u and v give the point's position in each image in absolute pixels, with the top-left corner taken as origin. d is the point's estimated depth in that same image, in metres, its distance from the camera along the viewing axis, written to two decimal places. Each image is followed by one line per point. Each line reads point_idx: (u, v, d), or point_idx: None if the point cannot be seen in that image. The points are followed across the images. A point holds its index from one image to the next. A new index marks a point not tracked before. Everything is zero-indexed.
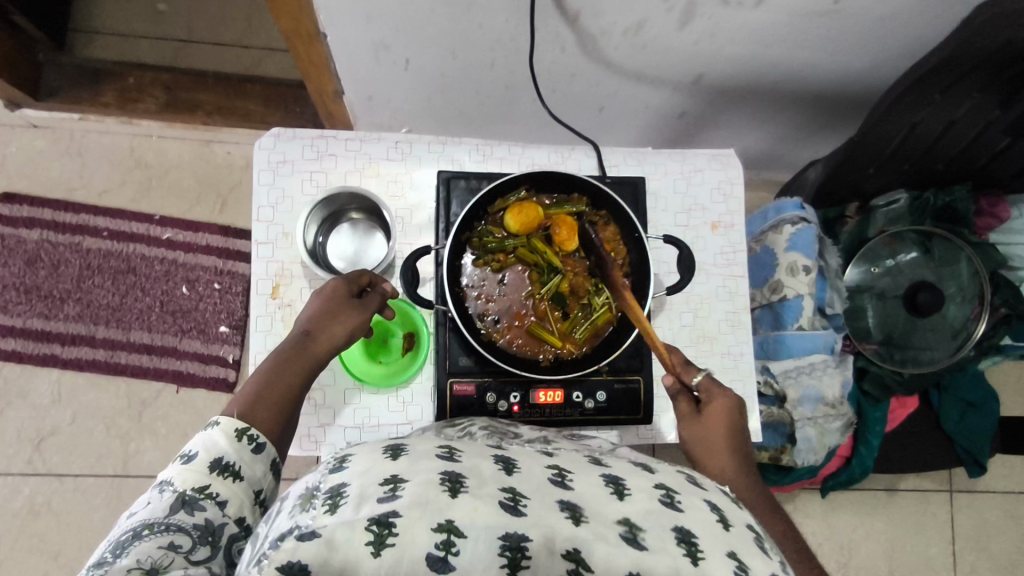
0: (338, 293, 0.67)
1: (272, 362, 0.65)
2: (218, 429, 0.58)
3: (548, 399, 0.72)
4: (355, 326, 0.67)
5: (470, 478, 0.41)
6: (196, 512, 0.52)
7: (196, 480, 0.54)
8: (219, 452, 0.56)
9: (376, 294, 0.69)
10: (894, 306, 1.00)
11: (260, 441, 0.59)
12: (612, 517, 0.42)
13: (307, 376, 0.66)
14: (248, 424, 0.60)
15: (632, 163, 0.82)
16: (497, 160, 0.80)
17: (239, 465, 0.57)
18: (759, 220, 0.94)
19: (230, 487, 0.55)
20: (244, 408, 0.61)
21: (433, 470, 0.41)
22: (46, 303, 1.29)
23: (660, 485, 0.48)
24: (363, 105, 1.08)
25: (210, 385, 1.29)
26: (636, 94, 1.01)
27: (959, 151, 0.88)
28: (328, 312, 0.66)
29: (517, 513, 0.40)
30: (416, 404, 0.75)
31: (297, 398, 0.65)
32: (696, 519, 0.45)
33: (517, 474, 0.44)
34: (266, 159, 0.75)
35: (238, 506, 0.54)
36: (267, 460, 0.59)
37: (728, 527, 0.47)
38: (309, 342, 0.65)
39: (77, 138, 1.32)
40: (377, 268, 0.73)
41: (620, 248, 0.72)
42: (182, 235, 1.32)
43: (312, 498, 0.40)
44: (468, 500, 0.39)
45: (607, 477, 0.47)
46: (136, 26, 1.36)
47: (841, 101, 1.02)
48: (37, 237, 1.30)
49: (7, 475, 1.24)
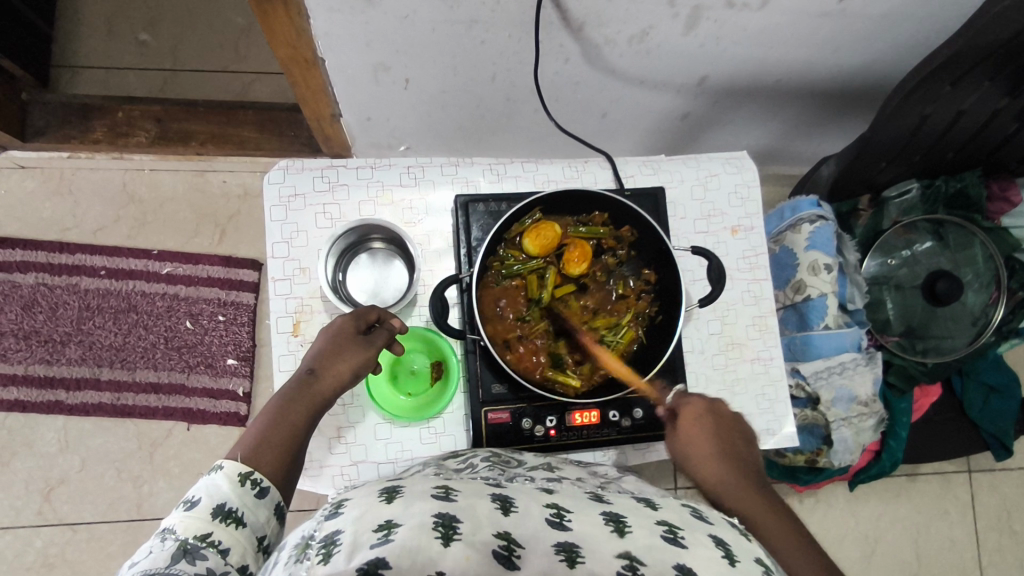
0: (347, 328, 0.65)
1: (277, 404, 0.63)
2: (222, 474, 0.57)
3: (584, 420, 0.71)
4: (362, 361, 0.65)
5: (464, 522, 0.42)
6: (198, 561, 0.50)
7: (198, 528, 0.52)
8: (221, 497, 0.55)
9: (385, 330, 0.67)
10: (913, 297, 0.99)
11: (264, 485, 0.58)
12: (611, 552, 0.43)
13: (313, 414, 0.64)
14: (252, 468, 0.58)
15: (648, 172, 0.81)
16: (512, 179, 0.79)
17: (242, 511, 0.55)
18: (776, 219, 0.93)
19: (233, 534, 0.53)
20: (248, 451, 0.59)
21: (426, 513, 0.41)
22: (46, 348, 1.26)
23: (663, 521, 0.48)
24: (361, 126, 1.05)
25: (222, 420, 1.26)
26: (638, 100, 1.00)
27: (967, 141, 0.89)
28: (335, 348, 0.65)
29: (511, 565, 0.41)
30: (449, 434, 0.74)
31: (303, 437, 0.63)
32: (699, 556, 0.45)
33: (513, 515, 0.44)
34: (277, 194, 0.74)
35: (241, 554, 0.53)
36: (271, 504, 0.57)
37: (733, 562, 0.46)
38: (314, 380, 0.64)
39: (67, 176, 1.29)
40: (397, 304, 0.71)
41: (648, 274, 0.72)
42: (182, 268, 1.29)
43: (307, 548, 0.41)
44: (460, 548, 0.40)
45: (608, 515, 0.47)
46: (121, 58, 1.34)
47: (844, 94, 1.01)
48: (32, 281, 1.26)
49: (18, 528, 1.20)
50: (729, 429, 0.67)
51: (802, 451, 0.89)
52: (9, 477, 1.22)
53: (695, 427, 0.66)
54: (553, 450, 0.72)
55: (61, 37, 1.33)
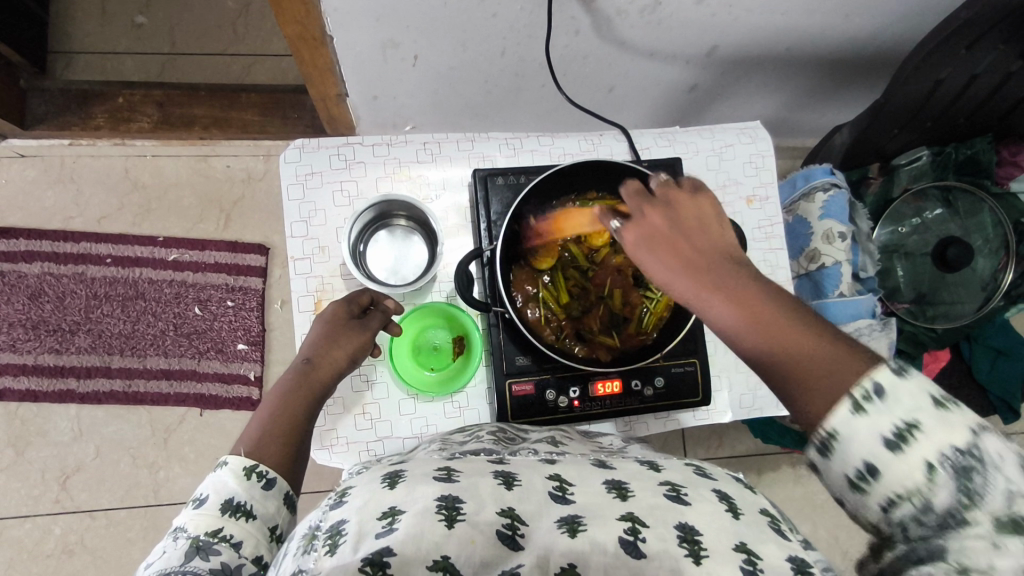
0: (341, 315, 0.67)
1: (278, 395, 0.63)
2: (228, 469, 0.56)
3: (606, 391, 0.72)
4: (357, 347, 0.66)
5: (468, 502, 0.42)
6: (212, 556, 0.49)
7: (209, 524, 0.51)
8: (229, 492, 0.54)
9: (379, 312, 0.69)
10: (924, 263, 1.00)
11: (270, 477, 0.57)
12: (614, 515, 0.44)
13: (313, 404, 0.64)
14: (256, 461, 0.57)
15: (663, 144, 0.81)
16: (528, 153, 0.78)
17: (251, 504, 0.54)
18: (788, 190, 0.96)
19: (243, 528, 0.52)
20: (251, 445, 0.58)
21: (430, 497, 0.42)
22: (56, 337, 1.25)
23: (666, 480, 0.49)
24: (367, 105, 1.04)
25: (235, 404, 1.26)
26: (647, 73, 1.00)
27: (977, 107, 0.90)
28: (331, 336, 0.66)
29: (516, 545, 0.41)
30: (473, 408, 0.75)
31: (307, 427, 0.63)
32: (702, 511, 0.45)
33: (517, 489, 0.46)
34: (294, 173, 0.73)
35: (254, 545, 0.52)
36: (279, 495, 0.56)
37: (738, 515, 0.46)
38: (311, 369, 0.64)
39: (69, 164, 1.27)
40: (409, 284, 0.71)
41: None
42: (188, 254, 1.29)
43: (314, 538, 0.42)
44: (466, 530, 0.40)
45: (610, 482, 0.48)
46: (116, 42, 1.32)
47: (853, 63, 1.01)
48: (38, 270, 1.26)
49: (36, 517, 1.21)
50: (678, 220, 0.51)
51: None
52: (25, 467, 1.22)
53: (648, 232, 0.51)
54: (577, 422, 0.73)
55: (56, 22, 1.31)
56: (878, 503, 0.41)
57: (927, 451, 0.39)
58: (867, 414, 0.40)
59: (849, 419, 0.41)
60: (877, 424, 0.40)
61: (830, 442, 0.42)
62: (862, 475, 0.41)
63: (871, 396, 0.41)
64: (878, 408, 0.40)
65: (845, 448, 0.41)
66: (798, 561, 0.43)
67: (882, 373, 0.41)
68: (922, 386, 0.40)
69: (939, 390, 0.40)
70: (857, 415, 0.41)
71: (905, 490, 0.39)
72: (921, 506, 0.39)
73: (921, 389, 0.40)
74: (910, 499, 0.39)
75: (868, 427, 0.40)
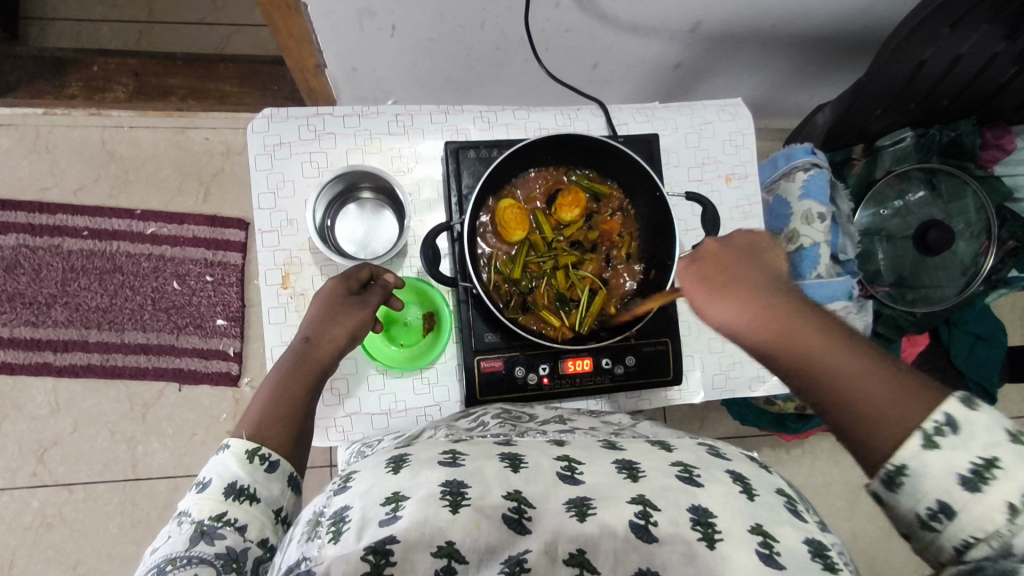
0: (338, 291, 0.65)
1: (276, 376, 0.61)
2: (229, 452, 0.54)
3: (577, 368, 0.71)
4: (357, 323, 0.65)
5: (474, 486, 0.42)
6: (217, 540, 0.49)
7: (213, 508, 0.50)
8: (231, 476, 0.53)
9: (379, 287, 0.67)
10: (904, 246, 1.01)
11: (273, 459, 0.55)
12: (625, 498, 0.43)
13: (314, 385, 0.62)
14: (258, 444, 0.55)
15: (641, 120, 0.79)
16: (503, 127, 0.77)
17: (254, 488, 0.53)
18: (769, 169, 0.96)
19: (248, 510, 0.51)
20: (252, 428, 0.57)
21: (435, 483, 0.42)
22: (32, 310, 1.24)
23: (677, 461, 0.48)
24: (347, 77, 1.02)
25: (214, 380, 1.25)
26: (631, 48, 0.98)
27: (963, 87, 0.88)
28: (328, 314, 0.64)
29: (522, 529, 0.41)
30: (442, 384, 0.74)
31: (309, 409, 0.61)
32: (715, 493, 0.44)
33: (524, 471, 0.45)
34: (262, 143, 0.72)
35: (260, 528, 0.51)
36: (284, 477, 0.55)
37: (752, 496, 0.45)
38: (310, 349, 0.63)
39: (44, 134, 1.25)
40: (377, 258, 0.70)
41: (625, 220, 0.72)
42: (166, 228, 1.27)
43: (318, 525, 0.42)
44: (470, 515, 0.40)
45: (619, 462, 0.47)
46: (91, 7, 1.29)
47: (842, 40, 0.99)
48: (13, 242, 1.24)
49: (13, 489, 1.20)
50: (732, 276, 0.55)
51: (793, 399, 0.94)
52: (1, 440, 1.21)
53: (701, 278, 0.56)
54: (547, 399, 0.72)
55: None
56: (950, 541, 0.43)
57: (1006, 490, 0.41)
58: (940, 449, 0.44)
59: (920, 453, 0.44)
60: (952, 460, 0.43)
61: (899, 476, 0.45)
62: (937, 511, 0.44)
63: (944, 430, 0.44)
64: (953, 442, 0.43)
65: (916, 482, 0.44)
66: (816, 544, 0.43)
67: (953, 406, 0.44)
68: (994, 424, 0.43)
69: (1013, 427, 0.43)
70: (928, 449, 0.44)
71: (982, 533, 0.42)
72: (999, 548, 0.41)
73: (996, 425, 0.43)
74: (987, 542, 0.42)
75: (943, 463, 0.43)
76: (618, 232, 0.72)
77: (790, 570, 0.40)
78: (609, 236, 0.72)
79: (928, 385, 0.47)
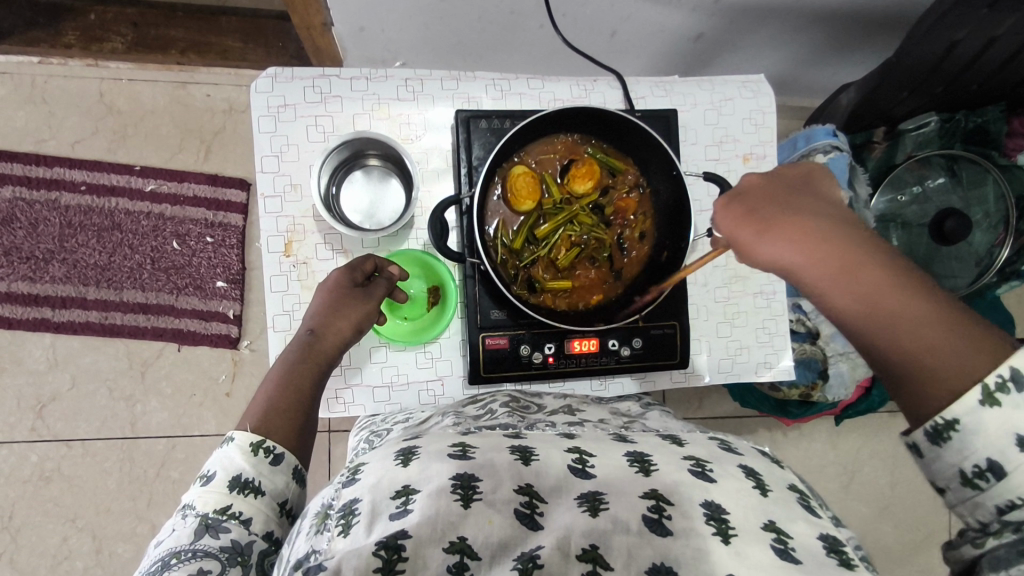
0: (344, 284, 0.63)
1: (281, 370, 0.60)
2: (234, 445, 0.54)
3: (582, 349, 0.70)
4: (362, 316, 0.63)
5: (485, 480, 0.41)
6: (222, 534, 0.48)
7: (218, 501, 0.50)
8: (236, 468, 0.52)
9: (383, 280, 0.66)
10: (920, 235, 0.98)
11: (277, 452, 0.54)
12: (637, 493, 0.42)
13: (321, 377, 0.61)
14: (263, 436, 0.55)
15: (659, 94, 0.76)
16: (516, 96, 0.74)
17: (259, 480, 0.52)
18: (788, 149, 0.93)
19: (253, 504, 0.51)
20: (257, 420, 0.56)
21: (445, 477, 0.41)
22: (29, 265, 1.22)
23: (689, 455, 0.47)
24: (355, 36, 0.98)
25: (213, 342, 1.24)
26: (651, 17, 0.94)
27: (994, 72, 0.84)
28: (333, 308, 0.62)
29: (534, 525, 0.40)
30: (445, 359, 0.73)
31: (313, 399, 0.60)
32: (728, 489, 0.43)
33: (535, 464, 0.44)
34: (266, 105, 0.69)
35: (264, 521, 0.51)
36: (288, 469, 0.55)
37: (765, 492, 0.44)
38: (315, 342, 0.61)
39: (40, 84, 1.21)
40: (384, 232, 0.66)
41: (637, 198, 0.70)
42: (166, 186, 1.24)
43: (327, 518, 0.41)
44: (482, 510, 0.39)
45: (632, 456, 0.46)
46: None
47: (871, 17, 0.95)
48: (9, 195, 1.21)
49: (12, 443, 1.21)
50: (783, 210, 0.55)
51: (798, 385, 0.94)
52: None
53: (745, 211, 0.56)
54: (551, 378, 0.71)
55: None
56: (994, 499, 0.46)
57: None
58: (1000, 406, 0.45)
59: (976, 407, 0.46)
60: (1010, 420, 0.44)
61: (947, 430, 0.47)
62: (984, 468, 0.46)
63: (1007, 388, 0.45)
64: (1014, 401, 0.44)
65: (966, 437, 0.46)
66: (831, 539, 0.42)
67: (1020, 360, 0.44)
68: None
69: None
70: (986, 406, 0.45)
71: None
72: None
73: None
74: None
75: (1000, 421, 0.45)
76: (631, 210, 0.70)
77: (805, 564, 0.39)
78: (624, 215, 0.70)
79: (992, 333, 0.47)
